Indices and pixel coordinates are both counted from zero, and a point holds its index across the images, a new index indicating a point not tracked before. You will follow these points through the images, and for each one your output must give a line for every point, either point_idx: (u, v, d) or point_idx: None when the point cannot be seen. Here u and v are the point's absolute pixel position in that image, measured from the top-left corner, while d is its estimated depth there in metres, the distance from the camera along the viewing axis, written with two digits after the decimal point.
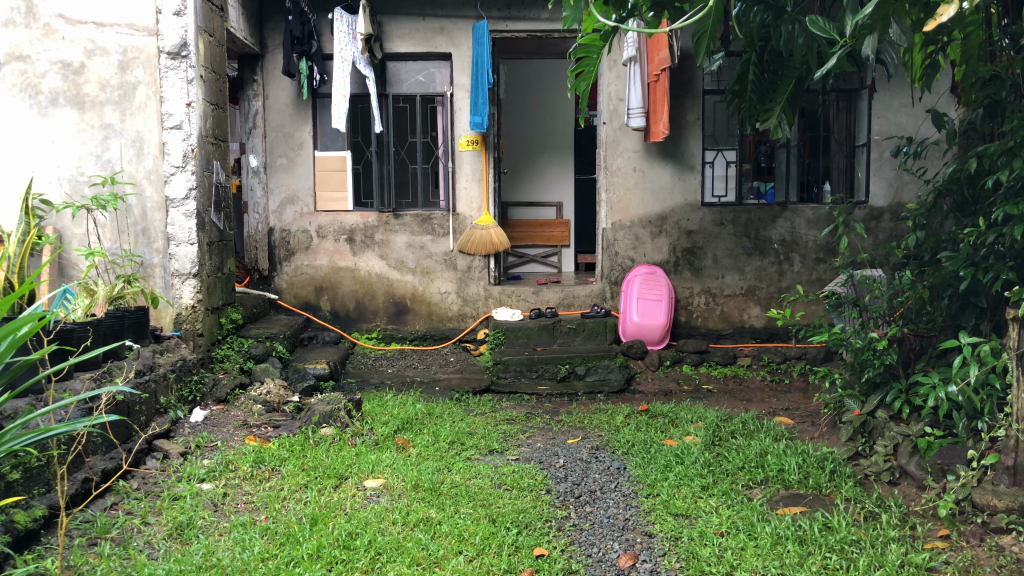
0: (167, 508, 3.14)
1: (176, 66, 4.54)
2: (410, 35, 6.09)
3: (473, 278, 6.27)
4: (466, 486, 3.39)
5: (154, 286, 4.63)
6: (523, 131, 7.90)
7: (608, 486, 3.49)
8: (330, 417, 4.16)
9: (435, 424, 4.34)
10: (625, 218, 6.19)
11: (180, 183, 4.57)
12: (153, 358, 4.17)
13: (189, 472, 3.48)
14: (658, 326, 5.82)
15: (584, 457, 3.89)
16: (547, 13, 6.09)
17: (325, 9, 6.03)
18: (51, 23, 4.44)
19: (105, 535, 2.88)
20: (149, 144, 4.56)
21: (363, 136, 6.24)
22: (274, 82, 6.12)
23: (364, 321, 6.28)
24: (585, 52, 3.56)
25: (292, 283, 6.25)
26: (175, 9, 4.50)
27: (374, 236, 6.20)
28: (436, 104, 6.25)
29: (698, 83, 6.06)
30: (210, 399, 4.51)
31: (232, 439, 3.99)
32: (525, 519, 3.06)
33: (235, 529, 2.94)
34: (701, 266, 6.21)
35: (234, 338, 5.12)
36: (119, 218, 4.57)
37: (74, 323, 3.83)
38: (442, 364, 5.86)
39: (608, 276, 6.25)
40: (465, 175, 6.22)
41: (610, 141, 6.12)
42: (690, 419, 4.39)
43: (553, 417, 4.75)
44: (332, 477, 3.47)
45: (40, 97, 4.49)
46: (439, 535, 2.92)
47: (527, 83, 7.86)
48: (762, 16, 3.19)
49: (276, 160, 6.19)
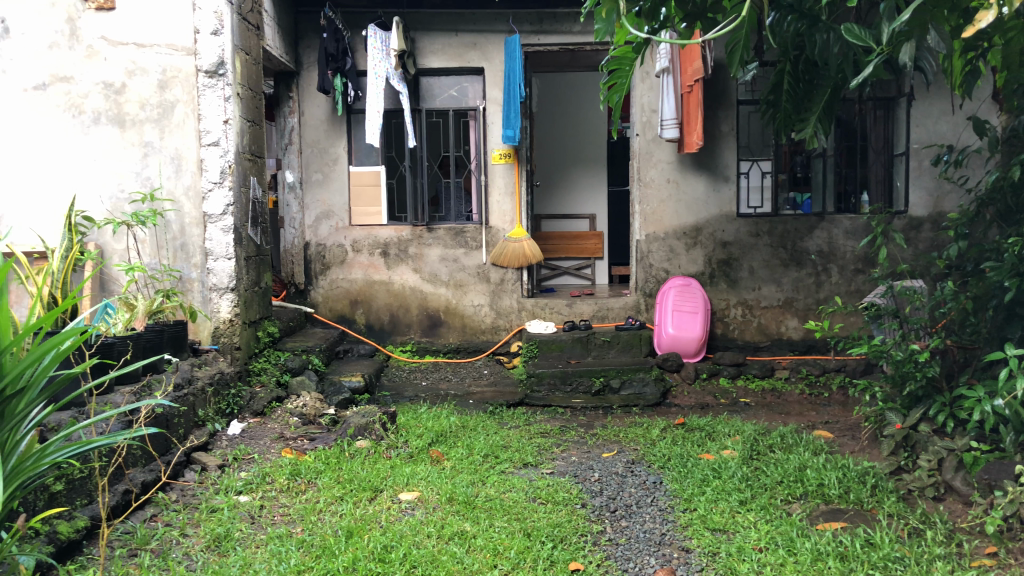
0: (205, 520, 3.18)
1: (214, 84, 4.61)
2: (443, 50, 6.14)
3: (506, 290, 6.28)
4: (501, 499, 3.38)
5: (192, 301, 4.69)
6: (557, 143, 7.91)
7: (644, 500, 3.46)
8: (365, 429, 4.19)
9: (469, 437, 4.33)
10: (659, 230, 6.16)
11: (217, 199, 4.64)
12: (192, 371, 4.22)
13: (227, 484, 3.52)
14: (694, 338, 5.79)
15: (620, 471, 3.85)
16: (579, 25, 6.12)
17: (359, 26, 6.11)
18: (94, 45, 4.56)
19: (145, 546, 2.92)
20: (187, 161, 4.63)
21: (396, 151, 6.28)
22: (309, 99, 6.20)
23: (398, 334, 6.31)
24: (618, 64, 3.54)
25: (328, 296, 6.30)
26: (213, 28, 4.57)
27: (408, 250, 6.24)
28: (468, 119, 6.28)
29: (732, 94, 6.02)
30: (247, 412, 4.57)
31: (269, 451, 4.04)
32: (560, 533, 3.04)
33: (272, 541, 2.96)
34: (737, 277, 6.15)
35: (270, 351, 5.17)
36: (159, 233, 4.65)
37: (115, 337, 3.90)
38: (475, 377, 5.86)
39: (643, 288, 6.22)
40: (498, 189, 6.24)
41: (643, 153, 6.11)
42: (728, 433, 4.34)
43: (588, 431, 4.72)
44: (367, 489, 3.49)
45: (82, 116, 4.60)
46: (474, 548, 2.91)
47: (558, 95, 7.88)
48: (796, 25, 3.15)
49: (312, 175, 6.25)
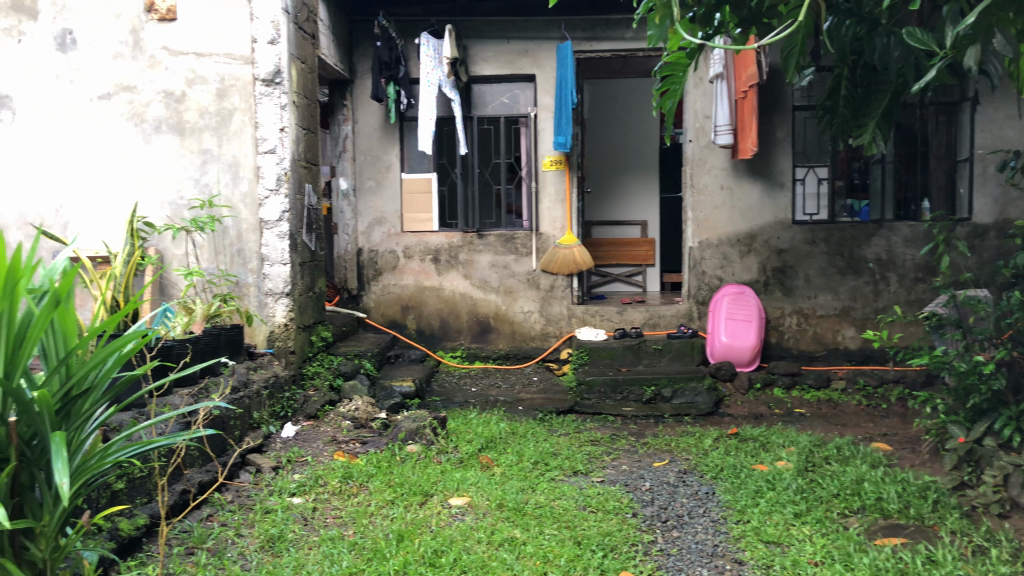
0: (259, 521, 3.23)
1: (270, 93, 4.69)
2: (495, 57, 6.17)
3: (557, 297, 6.27)
4: (551, 507, 3.38)
5: (249, 305, 4.78)
6: (608, 150, 7.90)
7: (696, 511, 3.42)
8: (416, 434, 4.21)
9: (519, 444, 4.34)
10: (712, 237, 6.11)
11: (274, 206, 4.72)
12: (248, 374, 4.29)
13: (281, 486, 3.58)
14: (748, 347, 5.69)
15: (671, 480, 3.81)
16: (632, 32, 6.10)
17: (413, 35, 6.19)
18: (156, 55, 4.70)
19: (201, 545, 2.97)
20: (245, 168, 4.73)
21: (448, 158, 6.32)
22: (363, 107, 6.29)
23: (448, 340, 6.34)
24: (671, 70, 3.51)
25: (380, 301, 6.37)
26: (270, 38, 4.66)
27: (458, 256, 6.27)
28: (520, 126, 6.30)
29: (788, 99, 5.94)
30: (302, 414, 4.66)
31: (322, 454, 4.10)
32: (611, 542, 3.02)
33: (325, 543, 3.00)
34: (792, 286, 6.05)
35: (324, 355, 5.25)
36: (217, 239, 4.75)
37: (174, 340, 4.00)
38: (525, 384, 5.86)
39: (695, 295, 6.16)
40: (549, 195, 6.24)
41: (696, 159, 6.07)
42: (782, 444, 4.27)
43: (639, 439, 4.68)
44: (418, 494, 3.51)
45: (144, 125, 4.74)
46: (524, 555, 2.91)
47: (610, 102, 7.87)
48: (855, 29, 3.09)
49: (365, 182, 6.34)
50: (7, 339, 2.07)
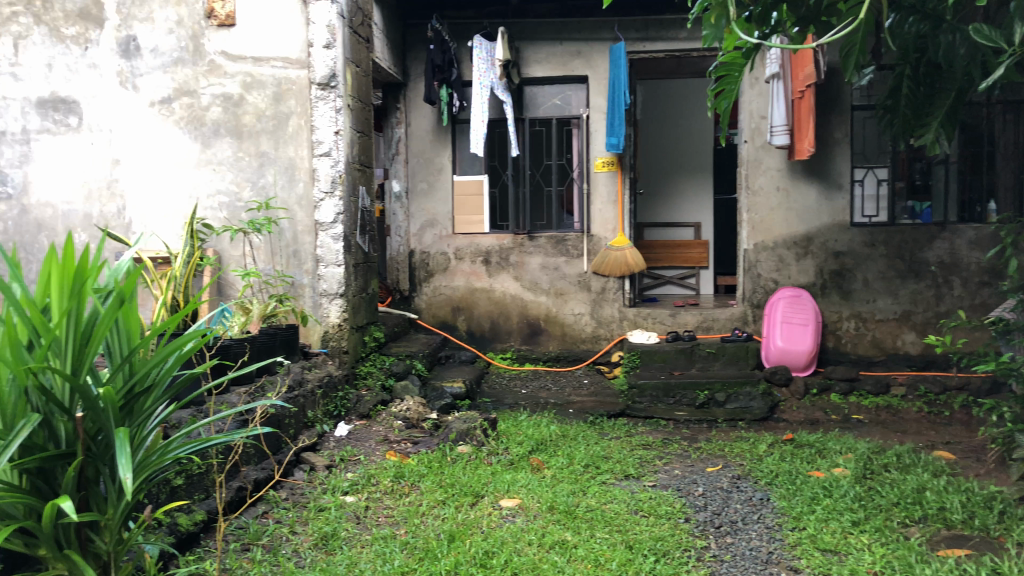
0: (313, 518, 3.27)
1: (326, 96, 4.75)
2: (547, 59, 6.17)
3: (608, 299, 6.23)
4: (603, 511, 3.36)
5: (304, 306, 4.85)
6: (661, 152, 7.84)
7: (750, 517, 3.37)
8: (467, 435, 4.23)
9: (569, 446, 4.32)
10: (767, 239, 6.02)
11: (329, 208, 4.78)
12: (302, 373, 4.36)
13: (334, 484, 3.62)
14: (804, 352, 5.60)
15: (725, 486, 3.76)
16: (686, 32, 6.04)
17: (466, 38, 6.23)
18: (215, 60, 4.80)
19: (257, 541, 3.03)
20: (301, 171, 4.81)
21: (499, 160, 6.33)
22: (415, 110, 6.34)
23: (498, 341, 6.35)
24: (726, 71, 3.47)
25: (431, 303, 6.42)
26: (325, 42, 4.72)
27: (509, 258, 6.29)
28: (572, 127, 6.29)
29: (846, 99, 5.83)
30: (354, 414, 4.72)
31: (374, 453, 4.14)
32: (663, 547, 2.99)
33: (377, 542, 3.03)
34: (850, 289, 5.93)
35: (376, 356, 5.30)
36: (273, 240, 4.83)
37: (232, 339, 4.09)
38: (575, 386, 5.84)
39: (749, 298, 6.08)
40: (601, 197, 6.22)
41: (751, 160, 5.99)
42: (839, 451, 4.18)
43: (691, 444, 4.63)
44: (469, 495, 3.52)
45: (204, 128, 4.85)
46: (575, 558, 2.90)
47: (663, 103, 7.81)
48: (918, 27, 3.02)
49: (417, 185, 6.39)
50: (73, 337, 2.13)
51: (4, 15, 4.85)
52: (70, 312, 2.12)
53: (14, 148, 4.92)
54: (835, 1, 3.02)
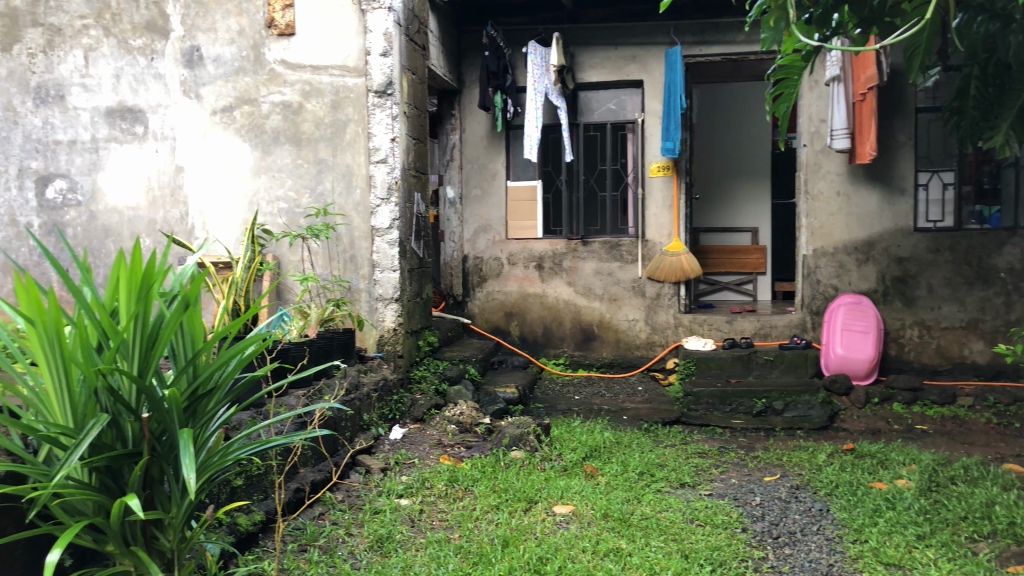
0: (368, 521, 3.31)
1: (383, 104, 4.81)
2: (602, 64, 6.16)
3: (663, 305, 6.18)
4: (658, 519, 3.33)
5: (360, 310, 4.92)
6: (717, 156, 7.75)
7: (810, 528, 3.30)
8: (520, 440, 4.24)
9: (624, 453, 4.30)
10: (827, 244, 5.90)
11: (385, 213, 4.83)
12: (359, 377, 4.42)
13: (389, 487, 3.66)
14: (865, 360, 5.47)
15: (783, 496, 3.70)
16: (743, 35, 5.97)
17: (520, 44, 6.25)
18: (275, 69, 4.90)
19: (313, 542, 3.07)
20: (358, 177, 4.88)
21: (553, 165, 6.34)
22: (470, 116, 6.39)
23: (551, 347, 6.34)
24: (785, 73, 3.39)
25: (484, 308, 6.44)
26: (382, 50, 4.78)
27: (563, 263, 6.28)
28: (627, 131, 6.26)
29: (909, 101, 5.69)
30: (408, 417, 4.76)
31: (428, 457, 4.17)
32: (719, 557, 2.95)
33: (432, 545, 3.05)
34: (914, 296, 5.78)
35: (430, 360, 5.34)
36: (331, 246, 4.91)
37: (292, 343, 4.17)
38: (629, 393, 5.79)
39: (808, 305, 5.97)
40: (656, 202, 6.17)
41: (811, 164, 5.88)
42: (903, 462, 4.07)
43: (748, 453, 4.56)
44: (523, 500, 3.52)
45: (264, 136, 4.95)
46: (630, 567, 2.88)
47: (719, 107, 7.74)
48: (988, 26, 2.94)
49: (471, 190, 6.44)
50: (140, 339, 2.20)
51: (76, 28, 5.04)
52: (137, 315, 2.17)
53: (84, 156, 5.10)
54: (900, 1, 2.94)
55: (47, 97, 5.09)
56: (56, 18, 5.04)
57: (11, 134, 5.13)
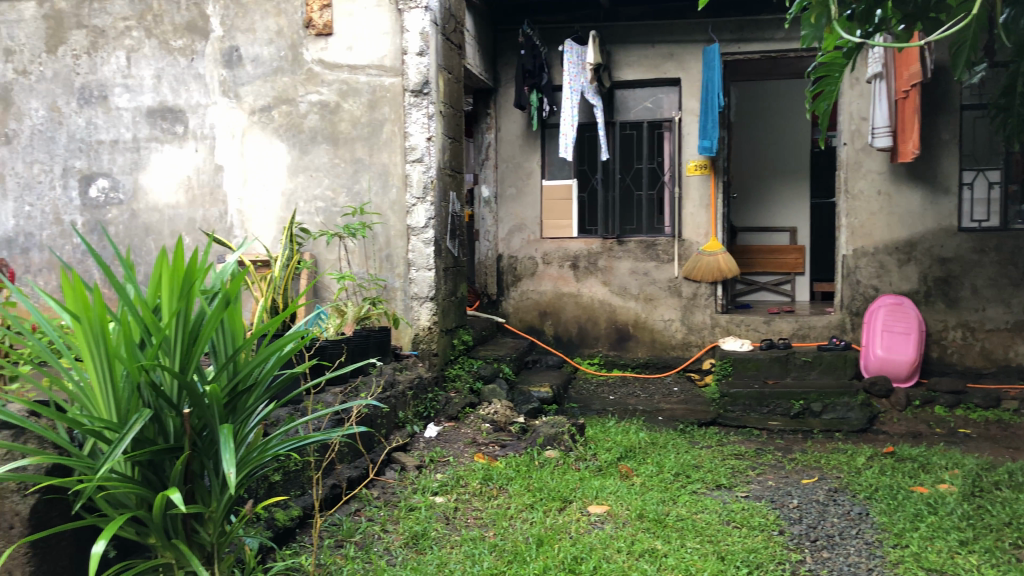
0: (403, 517, 3.33)
1: (419, 103, 4.82)
2: (639, 62, 6.13)
3: (699, 305, 6.13)
4: (693, 520, 3.30)
5: (395, 308, 4.94)
6: (754, 154, 7.69)
7: (849, 532, 3.25)
8: (555, 439, 4.23)
9: (659, 454, 4.27)
10: (867, 244, 5.81)
11: (421, 212, 4.86)
12: (394, 375, 4.44)
13: (424, 485, 3.68)
14: (906, 362, 5.40)
15: (821, 499, 3.65)
16: (782, 32, 5.90)
17: (556, 42, 6.24)
18: (313, 68, 4.95)
19: (350, 538, 3.10)
20: (394, 177, 4.91)
21: (589, 164, 6.32)
22: (506, 115, 6.40)
23: (586, 346, 6.33)
24: (825, 71, 3.29)
25: (518, 307, 6.45)
26: (418, 49, 4.79)
27: (598, 262, 6.26)
28: (663, 130, 6.22)
29: (954, 98, 5.59)
30: (442, 415, 4.78)
31: (462, 455, 4.19)
32: (756, 559, 2.92)
33: (466, 543, 3.06)
34: (957, 297, 5.67)
35: (465, 359, 5.35)
36: (367, 245, 4.95)
37: (329, 341, 4.21)
38: (665, 394, 5.75)
39: (847, 306, 5.88)
40: (692, 201, 6.13)
41: (851, 163, 5.80)
42: (945, 466, 4.00)
43: (786, 455, 4.51)
44: (557, 499, 3.52)
45: (302, 135, 5.00)
46: (666, 568, 2.86)
47: (758, 105, 7.67)
48: None
49: (506, 190, 6.45)
50: (181, 336, 2.23)
51: (120, 30, 5.14)
52: (179, 312, 2.21)
53: (126, 155, 5.19)
54: None
55: (91, 98, 5.19)
56: (100, 20, 5.15)
57: (56, 134, 5.25)
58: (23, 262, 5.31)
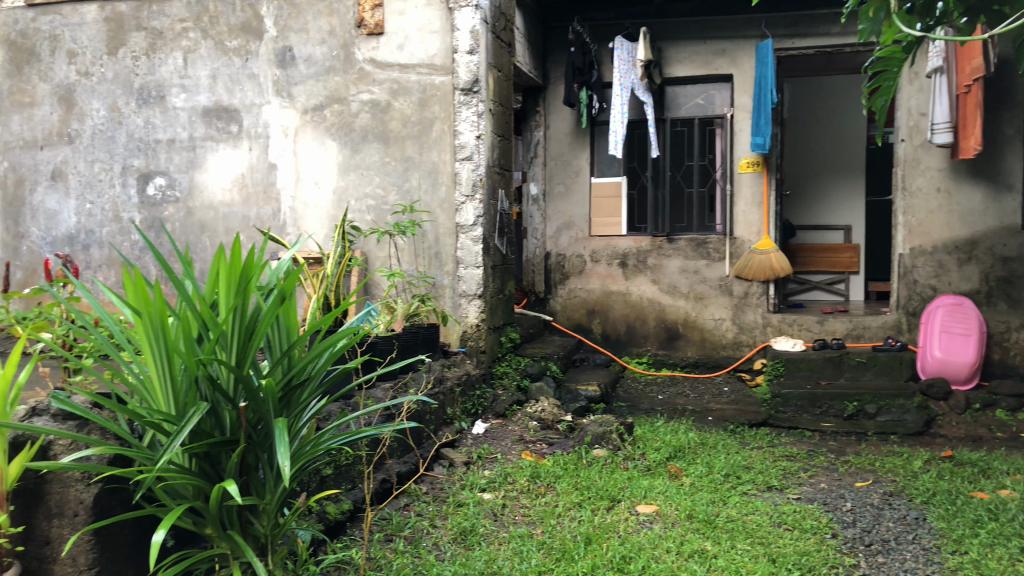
0: (452, 513, 3.35)
1: (469, 101, 4.85)
2: (691, 58, 6.07)
3: (750, 304, 6.06)
4: (744, 522, 3.26)
5: (444, 306, 4.98)
6: (807, 151, 7.60)
7: (905, 536, 3.18)
8: (603, 438, 4.22)
9: (709, 455, 4.23)
10: (925, 243, 5.67)
11: (469, 210, 4.88)
12: (443, 371, 4.47)
13: (473, 481, 3.70)
14: (966, 364, 5.26)
15: (876, 502, 3.58)
16: (838, 27, 5.80)
17: (606, 39, 6.21)
18: (364, 68, 5.00)
19: (399, 532, 3.13)
20: (443, 175, 4.94)
21: (639, 161, 6.27)
22: (555, 113, 6.39)
23: (634, 345, 6.29)
24: (883, 65, 3.16)
25: (566, 305, 6.44)
26: (469, 47, 4.81)
27: (647, 260, 6.22)
28: (715, 127, 6.16)
29: (1017, 93, 5.45)
30: (490, 413, 4.79)
31: (510, 452, 4.20)
32: (809, 562, 2.88)
33: (514, 540, 3.07)
34: (1020, 298, 5.51)
35: (512, 357, 5.37)
36: (416, 242, 4.99)
37: (380, 337, 4.26)
38: (715, 394, 5.69)
39: (904, 306, 5.75)
40: (744, 199, 6.06)
41: (909, 160, 5.67)
42: (1007, 471, 3.90)
43: (839, 457, 4.43)
44: (605, 498, 3.51)
45: (353, 134, 5.06)
46: (715, 569, 2.83)
47: (812, 101, 7.57)
48: None
49: (554, 187, 6.44)
50: (237, 331, 2.27)
51: (177, 32, 5.26)
52: (235, 308, 2.25)
53: (182, 154, 5.31)
54: None
55: (149, 98, 5.33)
56: (158, 22, 5.27)
57: (115, 134, 5.40)
58: (84, 258, 5.47)
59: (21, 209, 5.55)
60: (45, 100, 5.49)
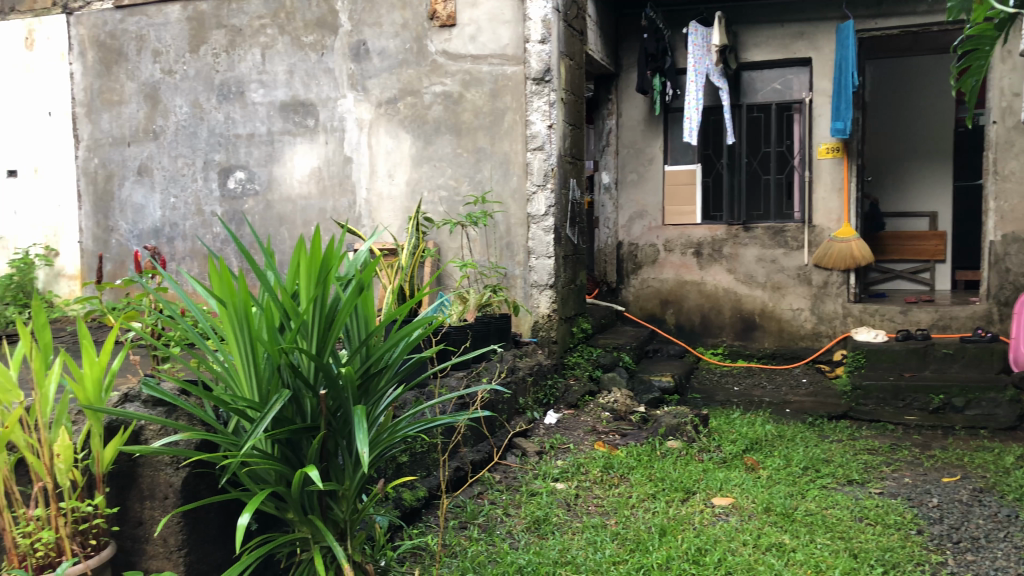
0: (525, 502, 3.37)
1: (540, 91, 4.83)
2: (767, 42, 5.93)
3: (830, 294, 5.91)
4: (823, 516, 3.19)
5: (516, 296, 4.99)
6: (892, 135, 7.35)
7: (995, 534, 3.07)
8: (677, 430, 4.18)
9: (787, 448, 4.14)
10: (1019, 230, 5.43)
11: (541, 201, 4.87)
12: (515, 361, 4.49)
13: (546, 471, 3.71)
14: None
15: (964, 499, 3.45)
16: (924, 5, 5.58)
17: (680, 25, 6.11)
18: (437, 60, 5.04)
19: (473, 520, 3.16)
20: (515, 165, 4.94)
21: (714, 148, 6.17)
22: (628, 101, 6.32)
23: (709, 336, 6.20)
24: (974, 44, 3.06)
25: (639, 295, 6.38)
26: (541, 37, 4.80)
27: (722, 250, 6.12)
28: (793, 112, 5.99)
29: None
30: (562, 403, 4.78)
31: (583, 443, 4.20)
32: (893, 558, 2.80)
33: (588, 530, 3.07)
34: None
35: (584, 347, 5.36)
36: (488, 233, 5.01)
37: (454, 327, 4.32)
38: (793, 386, 5.57)
39: (995, 295, 5.52)
40: (824, 185, 5.90)
41: (1001, 143, 5.44)
42: None
43: (924, 451, 4.27)
44: (680, 490, 3.47)
45: (426, 126, 5.10)
46: (793, 563, 2.78)
47: (896, 84, 7.32)
48: None
49: (627, 176, 6.36)
50: (318, 321, 2.32)
51: (255, 28, 5.39)
52: (316, 298, 2.30)
53: (261, 148, 5.45)
54: None
55: (229, 94, 5.48)
56: (238, 19, 5.42)
57: (197, 129, 5.57)
58: (170, 250, 5.67)
59: (111, 204, 5.79)
60: (132, 98, 5.70)
